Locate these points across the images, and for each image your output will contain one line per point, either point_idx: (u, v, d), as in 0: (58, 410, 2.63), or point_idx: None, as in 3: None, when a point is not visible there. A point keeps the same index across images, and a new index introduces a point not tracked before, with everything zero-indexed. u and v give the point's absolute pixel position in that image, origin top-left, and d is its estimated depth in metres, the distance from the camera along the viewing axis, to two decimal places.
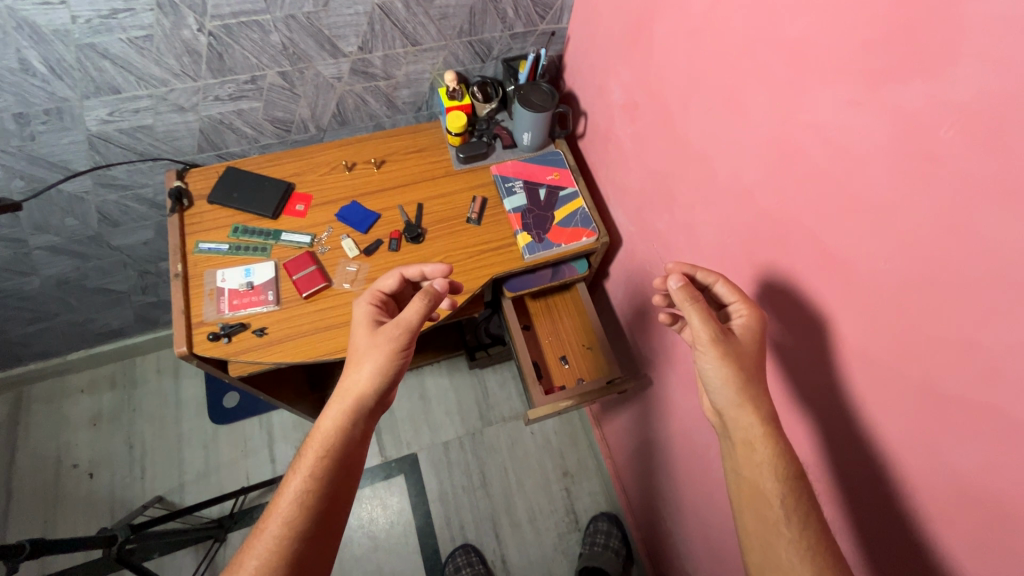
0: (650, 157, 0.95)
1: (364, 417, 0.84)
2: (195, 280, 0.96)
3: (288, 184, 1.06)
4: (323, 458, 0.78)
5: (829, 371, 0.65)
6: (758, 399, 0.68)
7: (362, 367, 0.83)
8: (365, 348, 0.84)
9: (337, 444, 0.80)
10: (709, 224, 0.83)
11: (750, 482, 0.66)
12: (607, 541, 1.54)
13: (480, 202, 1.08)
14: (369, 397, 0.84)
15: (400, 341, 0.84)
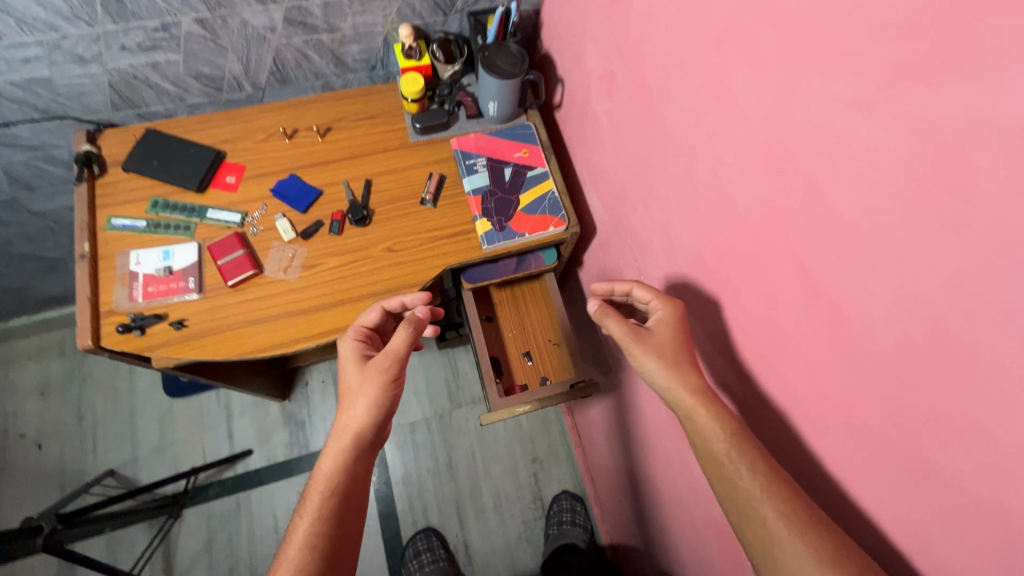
0: (629, 139, 0.83)
1: (366, 454, 0.77)
2: (105, 261, 0.85)
3: (217, 152, 0.93)
4: (327, 498, 0.71)
5: (803, 415, 0.56)
6: (688, 376, 0.67)
7: (355, 402, 0.77)
8: (356, 383, 0.79)
9: (339, 481, 0.73)
10: (687, 226, 0.73)
11: (717, 474, 0.59)
12: (573, 518, 1.53)
13: (436, 181, 0.95)
14: (369, 432, 0.77)
15: (389, 370, 0.79)
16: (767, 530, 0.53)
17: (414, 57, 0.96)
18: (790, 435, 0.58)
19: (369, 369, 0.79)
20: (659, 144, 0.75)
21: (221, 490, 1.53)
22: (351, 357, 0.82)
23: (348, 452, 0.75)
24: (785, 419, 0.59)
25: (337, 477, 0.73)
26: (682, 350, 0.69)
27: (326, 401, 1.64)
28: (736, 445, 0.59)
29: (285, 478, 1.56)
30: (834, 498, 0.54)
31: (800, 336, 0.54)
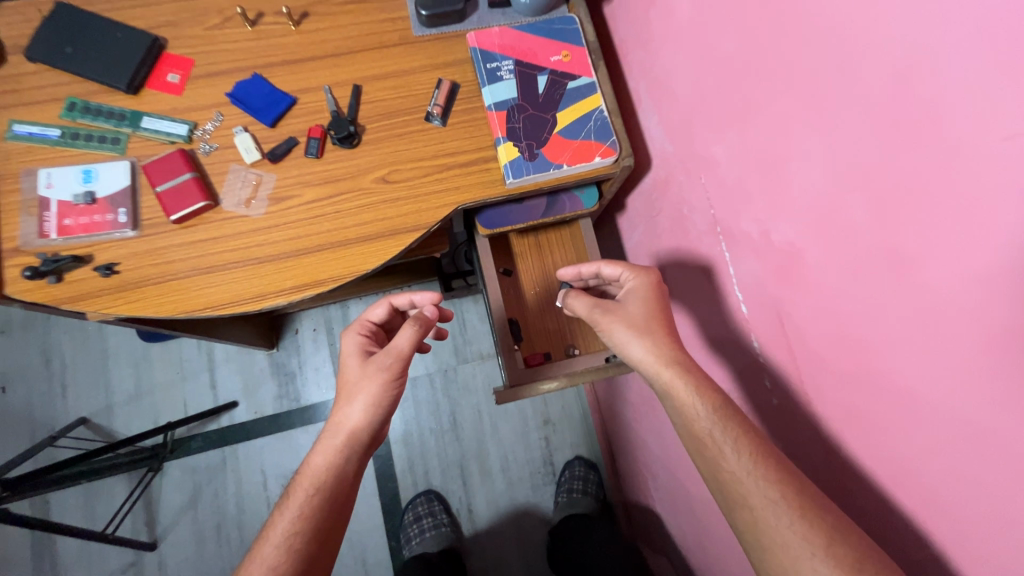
0: (722, 28, 0.56)
1: (361, 449, 0.71)
2: (7, 183, 0.64)
3: (154, 40, 0.69)
4: (312, 496, 0.66)
5: (967, 450, 0.36)
6: (663, 343, 0.60)
7: (353, 400, 0.72)
8: (355, 375, 0.74)
9: (327, 479, 0.68)
10: (807, 154, 0.47)
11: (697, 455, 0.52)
12: (585, 487, 1.42)
13: (447, 90, 0.72)
14: (366, 428, 0.72)
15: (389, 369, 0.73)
16: (765, 514, 0.46)
17: None
18: (952, 486, 0.38)
19: (370, 363, 0.74)
20: (780, 26, 0.48)
21: (205, 443, 1.41)
22: (353, 351, 0.78)
23: (342, 448, 0.70)
24: (944, 460, 0.38)
25: (325, 475, 0.68)
26: (657, 320, 0.62)
27: (319, 351, 1.49)
28: (704, 397, 0.54)
29: (274, 433, 1.43)
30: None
31: None
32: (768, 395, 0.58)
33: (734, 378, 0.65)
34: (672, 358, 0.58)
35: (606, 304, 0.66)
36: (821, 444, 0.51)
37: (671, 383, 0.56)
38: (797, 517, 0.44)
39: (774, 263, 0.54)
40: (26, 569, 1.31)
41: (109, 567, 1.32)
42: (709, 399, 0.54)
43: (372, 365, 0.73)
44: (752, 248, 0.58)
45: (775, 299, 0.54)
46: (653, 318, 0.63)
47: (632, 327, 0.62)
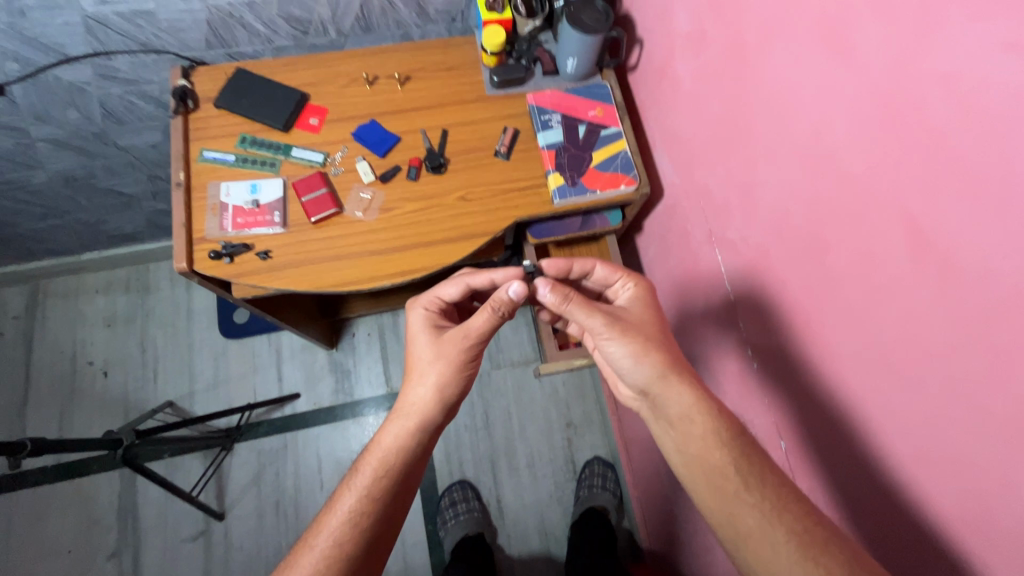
0: (710, 100, 0.83)
1: (430, 431, 0.81)
2: (198, 191, 0.89)
3: (302, 94, 0.96)
4: (380, 477, 0.74)
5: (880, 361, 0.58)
6: (667, 367, 0.73)
7: (426, 380, 0.82)
8: (430, 356, 0.84)
9: (395, 461, 0.76)
10: (772, 183, 0.73)
11: (709, 479, 0.66)
12: (603, 484, 1.58)
13: (511, 134, 0.96)
14: (434, 412, 0.82)
15: (461, 352, 0.83)
16: (756, 529, 0.61)
17: (497, 10, 0.96)
18: (869, 389, 0.60)
19: (445, 343, 0.84)
20: (748, 103, 0.75)
21: (270, 429, 1.61)
22: (424, 326, 0.88)
23: (414, 430, 0.80)
24: (857, 369, 0.62)
25: (394, 456, 0.77)
26: (661, 345, 0.76)
27: (371, 353, 1.70)
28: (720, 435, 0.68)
29: (330, 423, 1.63)
30: (904, 445, 0.56)
31: (897, 291, 0.55)
32: (755, 358, 0.82)
33: (734, 350, 0.88)
34: (680, 386, 0.72)
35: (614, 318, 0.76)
36: (794, 384, 0.74)
37: (680, 406, 0.71)
38: (784, 537, 0.59)
39: (754, 257, 0.80)
40: (112, 532, 1.49)
41: (182, 534, 1.50)
42: (725, 430, 0.69)
43: (448, 343, 0.84)
44: (739, 248, 0.83)
45: (756, 281, 0.80)
46: (652, 339, 0.76)
47: (638, 347, 0.75)
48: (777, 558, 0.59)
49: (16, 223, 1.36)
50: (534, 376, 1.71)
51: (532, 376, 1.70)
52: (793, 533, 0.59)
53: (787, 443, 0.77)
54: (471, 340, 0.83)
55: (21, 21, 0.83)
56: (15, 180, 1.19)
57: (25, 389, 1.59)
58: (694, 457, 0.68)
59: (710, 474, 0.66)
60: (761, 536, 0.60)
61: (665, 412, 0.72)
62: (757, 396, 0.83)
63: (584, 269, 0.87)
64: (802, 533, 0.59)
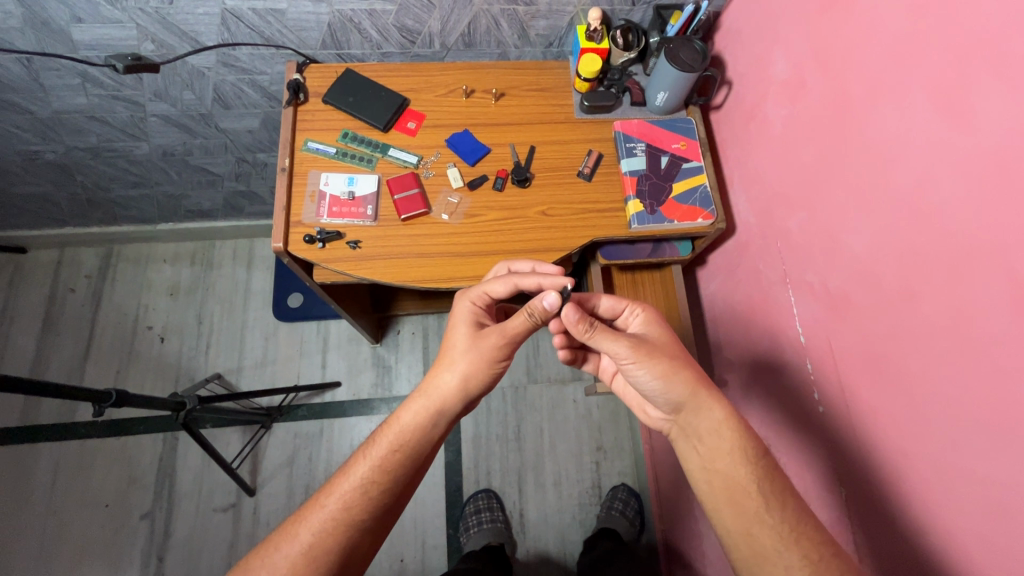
0: (802, 146, 0.85)
1: (448, 418, 0.79)
2: (299, 178, 0.95)
3: (403, 99, 1.02)
4: (394, 452, 0.74)
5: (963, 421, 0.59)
6: (698, 387, 0.72)
7: (453, 370, 0.79)
8: (463, 348, 0.80)
9: (411, 439, 0.75)
10: (860, 230, 0.74)
11: (733, 499, 0.67)
12: (624, 508, 1.56)
13: (595, 158, 1.01)
14: (455, 402, 0.79)
15: (495, 352, 0.79)
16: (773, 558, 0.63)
17: (595, 40, 1.01)
18: (948, 447, 0.60)
19: (480, 340, 0.80)
20: (844, 151, 0.77)
21: (308, 413, 1.65)
22: (467, 319, 0.82)
23: (431, 414, 0.78)
24: (938, 424, 0.62)
25: (412, 433, 0.76)
26: (687, 365, 0.74)
27: (413, 351, 1.74)
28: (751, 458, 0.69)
29: (366, 415, 1.66)
30: (982, 504, 0.56)
31: (993, 353, 0.55)
32: (818, 404, 0.82)
33: (794, 392, 0.89)
34: (712, 403, 0.72)
35: (639, 341, 0.73)
36: (858, 432, 0.74)
37: (711, 424, 0.71)
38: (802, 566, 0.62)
39: (830, 302, 0.80)
40: (149, 492, 1.54)
41: (213, 504, 1.55)
42: (756, 453, 0.70)
43: (482, 343, 0.79)
44: (811, 289, 0.84)
45: (828, 325, 0.80)
46: (676, 358, 0.74)
47: (665, 370, 0.72)
48: None
49: (109, 188, 1.46)
50: (570, 395, 1.72)
51: (567, 394, 1.72)
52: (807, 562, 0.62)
53: (844, 492, 0.77)
54: (506, 341, 0.78)
55: (168, 8, 0.91)
56: (120, 149, 1.29)
57: (87, 344, 1.67)
58: (721, 474, 0.69)
59: (729, 492, 0.68)
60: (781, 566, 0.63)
61: (695, 428, 0.72)
62: (814, 441, 0.84)
63: (593, 300, 0.83)
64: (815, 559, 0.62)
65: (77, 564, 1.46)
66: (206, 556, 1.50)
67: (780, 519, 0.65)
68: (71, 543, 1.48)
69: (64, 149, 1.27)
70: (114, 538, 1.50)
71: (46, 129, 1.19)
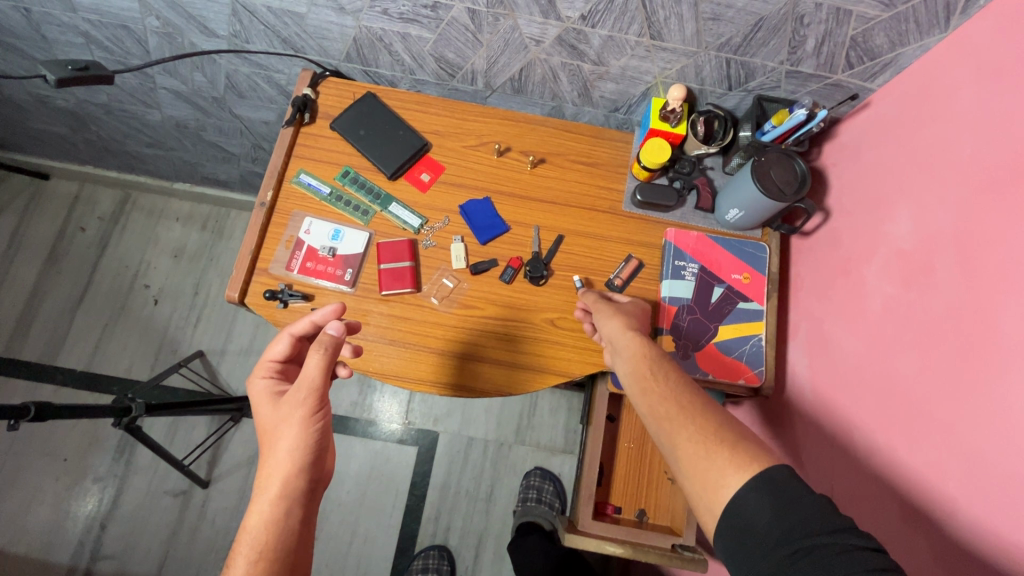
0: (902, 346, 0.62)
1: (305, 495, 0.60)
2: (279, 217, 0.80)
3: (423, 144, 0.85)
4: (257, 563, 0.54)
5: None
6: (634, 321, 0.67)
7: (275, 446, 0.61)
8: (273, 423, 0.63)
9: (273, 537, 0.56)
10: (956, 513, 0.52)
11: (635, 382, 0.58)
12: (538, 496, 1.48)
13: (632, 267, 0.81)
14: (302, 473, 0.60)
15: (305, 403, 0.63)
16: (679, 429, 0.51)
17: (670, 122, 0.79)
18: None
19: (283, 406, 0.64)
20: (961, 390, 0.54)
21: None
22: (264, 399, 0.66)
23: (279, 502, 0.58)
24: None
25: (268, 532, 0.56)
26: (634, 315, 0.69)
27: None
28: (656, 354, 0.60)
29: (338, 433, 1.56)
30: None
31: None
32: None
33: None
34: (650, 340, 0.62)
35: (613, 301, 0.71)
36: None
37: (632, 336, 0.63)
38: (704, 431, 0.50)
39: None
40: (107, 457, 1.50)
41: (165, 487, 1.49)
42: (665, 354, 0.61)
43: (285, 403, 0.63)
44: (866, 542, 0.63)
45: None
46: (634, 312, 0.70)
47: (615, 311, 0.68)
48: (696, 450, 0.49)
49: (124, 142, 1.36)
50: (556, 468, 1.56)
51: (553, 467, 1.56)
52: (698, 445, 0.49)
53: None
54: (303, 387, 0.63)
55: None
56: (133, 112, 1.18)
57: (83, 289, 1.62)
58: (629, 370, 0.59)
59: (648, 410, 0.55)
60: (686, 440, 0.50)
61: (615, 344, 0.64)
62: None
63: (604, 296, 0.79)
64: (707, 440, 0.49)
65: (24, 511, 1.45)
66: (146, 537, 1.45)
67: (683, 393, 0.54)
68: (25, 488, 1.47)
69: (76, 99, 1.17)
70: (64, 495, 1.47)
71: None
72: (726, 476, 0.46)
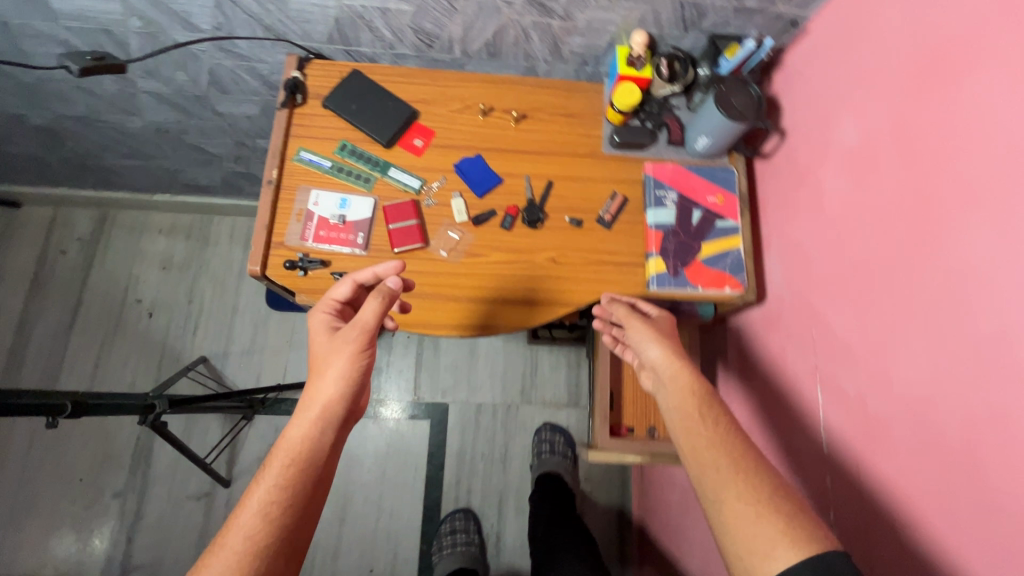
0: (862, 235, 0.71)
1: (338, 427, 0.68)
2: (287, 193, 0.85)
3: (412, 112, 0.91)
4: (290, 469, 0.63)
5: None
6: (675, 349, 0.73)
7: (324, 375, 0.70)
8: (325, 352, 0.72)
9: (308, 453, 0.65)
10: (916, 361, 0.61)
11: (686, 429, 0.64)
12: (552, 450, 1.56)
13: (619, 202, 0.89)
14: (340, 406, 0.69)
15: (356, 341, 0.71)
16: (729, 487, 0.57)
17: (636, 67, 0.87)
18: None
19: (338, 338, 0.72)
20: (910, 256, 0.63)
21: (292, 409, 1.60)
22: (322, 328, 0.75)
23: (317, 422, 0.67)
24: None
25: (303, 447, 0.65)
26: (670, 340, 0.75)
27: (406, 356, 1.67)
28: (704, 400, 0.66)
29: None
30: None
31: None
32: (832, 526, 0.72)
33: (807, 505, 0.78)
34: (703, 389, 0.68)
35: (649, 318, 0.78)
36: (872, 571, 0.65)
37: (674, 374, 0.69)
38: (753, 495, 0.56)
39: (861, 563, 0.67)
40: (124, 472, 1.52)
41: (187, 491, 1.51)
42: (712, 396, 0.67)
43: (340, 337, 0.72)
44: (846, 406, 0.72)
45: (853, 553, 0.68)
46: (670, 337, 0.76)
47: (653, 334, 0.75)
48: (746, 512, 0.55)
49: (102, 156, 1.37)
50: (563, 421, 1.65)
51: (561, 420, 1.64)
52: (749, 507, 0.55)
53: None
54: (358, 327, 0.71)
55: None
56: (111, 121, 1.19)
57: (73, 312, 1.62)
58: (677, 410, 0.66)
59: (693, 452, 0.62)
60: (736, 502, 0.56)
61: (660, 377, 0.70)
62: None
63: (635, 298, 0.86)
64: (757, 503, 0.55)
65: (46, 536, 1.45)
66: (175, 543, 1.47)
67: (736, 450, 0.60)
68: (44, 512, 1.47)
69: (52, 115, 1.18)
70: (85, 513, 1.48)
71: (32, 96, 1.11)
72: (776, 547, 0.51)
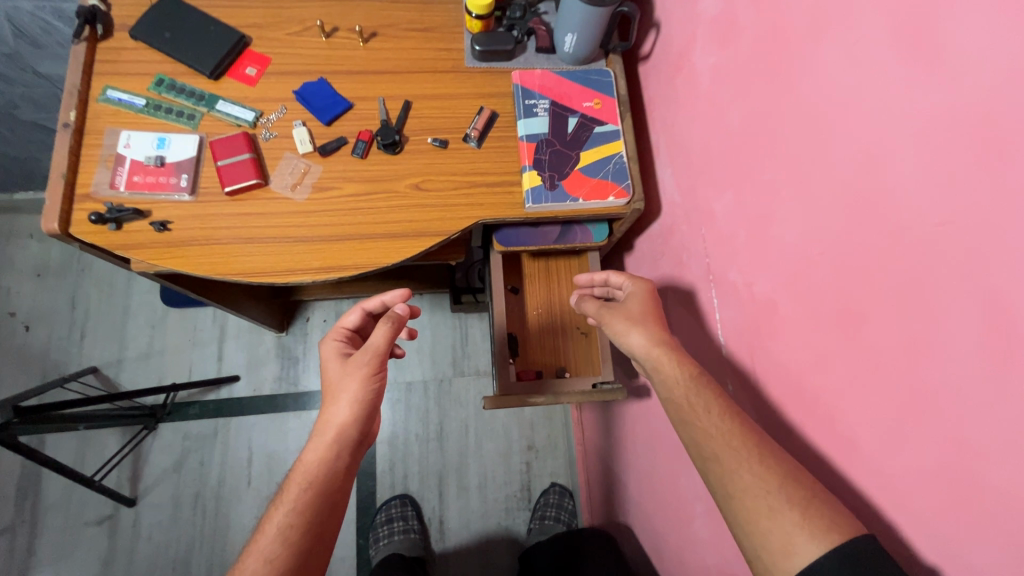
0: (732, 104, 0.64)
1: (352, 448, 0.69)
2: (92, 138, 0.73)
3: (240, 37, 0.79)
4: (306, 490, 0.64)
5: (895, 478, 0.43)
6: (648, 327, 0.67)
7: (338, 400, 0.71)
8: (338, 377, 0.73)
9: (321, 475, 0.65)
10: (793, 222, 0.54)
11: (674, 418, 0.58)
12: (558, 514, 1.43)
13: (487, 117, 0.80)
14: (354, 429, 0.70)
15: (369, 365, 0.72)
16: (730, 472, 0.50)
17: None
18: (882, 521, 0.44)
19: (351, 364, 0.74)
20: (778, 110, 0.56)
21: (201, 411, 1.45)
22: (333, 355, 0.77)
23: (333, 445, 0.68)
24: (877, 488, 0.44)
25: (318, 470, 0.66)
26: (647, 315, 0.69)
27: None
28: (686, 378, 0.59)
29: (267, 412, 1.46)
30: None
31: (965, 406, 0.37)
32: None
33: None
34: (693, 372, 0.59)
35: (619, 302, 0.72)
36: None
37: (653, 364, 0.64)
38: (755, 472, 0.49)
39: None
40: (10, 505, 1.35)
41: (85, 517, 1.36)
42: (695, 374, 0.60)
43: (353, 363, 0.73)
44: (737, 295, 0.64)
45: None
46: (647, 309, 0.71)
47: (625, 320, 0.69)
48: (751, 503, 0.47)
49: None
50: None
51: None
52: (764, 504, 0.46)
53: None
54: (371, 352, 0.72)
55: None
56: None
57: None
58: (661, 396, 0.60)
59: (687, 441, 0.55)
60: (745, 490, 0.48)
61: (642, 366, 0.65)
62: None
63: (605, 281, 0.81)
64: (760, 480, 0.48)
65: None
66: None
67: (725, 428, 0.53)
68: None
69: None
70: None
71: None
72: (795, 538, 0.44)
